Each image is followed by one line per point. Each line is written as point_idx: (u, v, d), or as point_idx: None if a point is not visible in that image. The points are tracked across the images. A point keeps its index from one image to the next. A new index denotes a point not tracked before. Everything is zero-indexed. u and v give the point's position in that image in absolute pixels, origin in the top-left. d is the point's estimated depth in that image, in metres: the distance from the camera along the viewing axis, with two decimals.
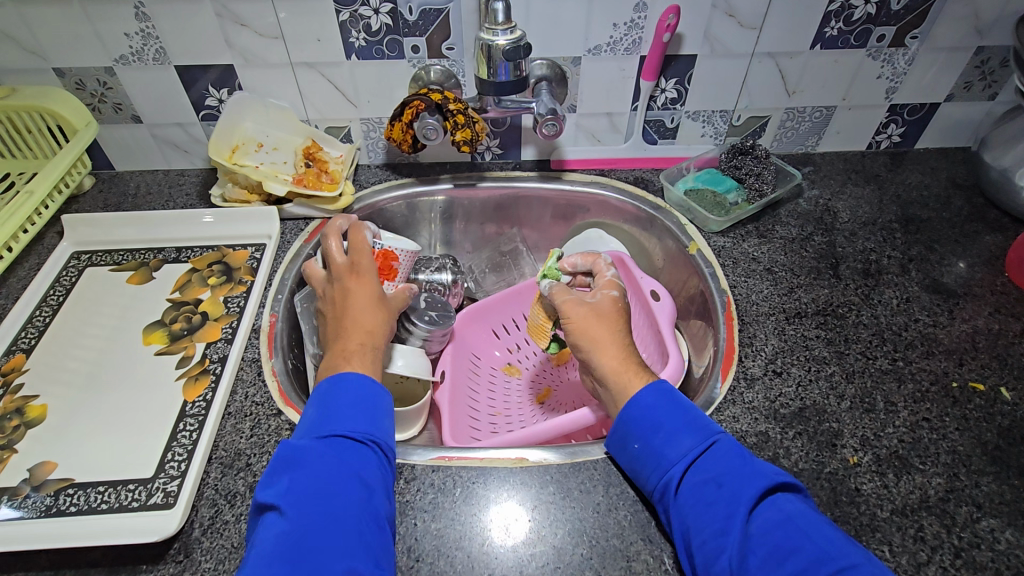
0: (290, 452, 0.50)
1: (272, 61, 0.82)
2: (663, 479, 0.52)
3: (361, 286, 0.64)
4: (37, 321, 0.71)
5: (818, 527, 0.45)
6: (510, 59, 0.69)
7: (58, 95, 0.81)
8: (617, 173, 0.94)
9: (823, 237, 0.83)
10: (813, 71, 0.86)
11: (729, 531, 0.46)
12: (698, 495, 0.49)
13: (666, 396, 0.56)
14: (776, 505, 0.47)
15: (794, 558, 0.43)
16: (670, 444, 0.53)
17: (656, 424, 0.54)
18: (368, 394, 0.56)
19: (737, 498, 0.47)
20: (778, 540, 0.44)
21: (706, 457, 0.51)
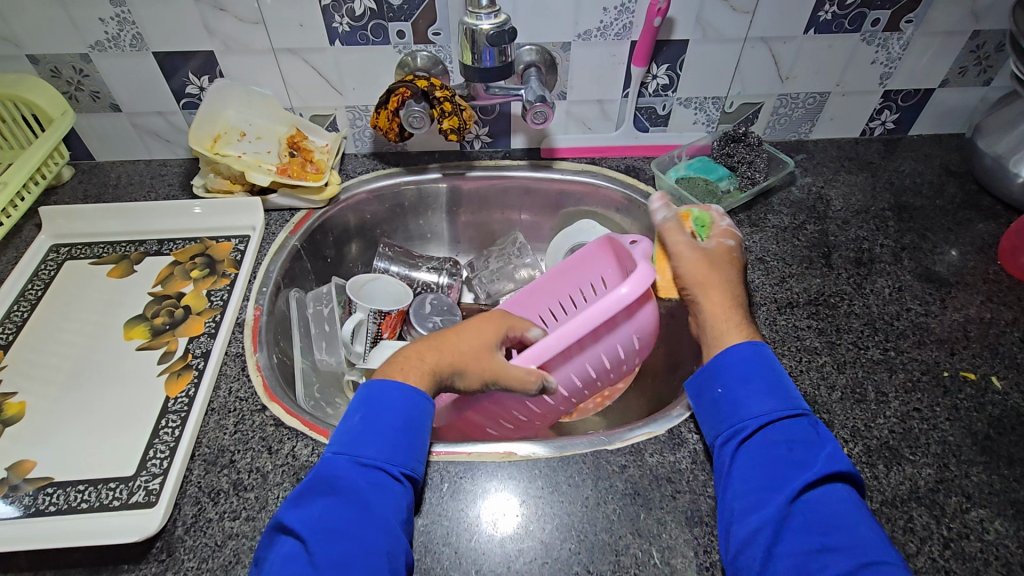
0: (325, 474, 0.50)
1: (253, 47, 0.79)
2: (734, 426, 0.54)
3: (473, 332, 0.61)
4: (15, 316, 0.70)
5: (865, 521, 0.46)
6: (494, 44, 0.67)
7: (28, 82, 0.79)
8: (608, 161, 0.92)
9: (815, 225, 0.82)
10: (807, 56, 0.84)
11: (781, 490, 0.48)
12: (767, 451, 0.50)
13: (760, 360, 0.56)
14: (836, 487, 0.48)
15: (834, 535, 0.44)
16: (752, 402, 0.54)
17: (742, 379, 0.55)
18: (412, 413, 0.55)
19: (803, 465, 0.49)
20: (826, 514, 0.46)
21: (785, 421, 0.52)
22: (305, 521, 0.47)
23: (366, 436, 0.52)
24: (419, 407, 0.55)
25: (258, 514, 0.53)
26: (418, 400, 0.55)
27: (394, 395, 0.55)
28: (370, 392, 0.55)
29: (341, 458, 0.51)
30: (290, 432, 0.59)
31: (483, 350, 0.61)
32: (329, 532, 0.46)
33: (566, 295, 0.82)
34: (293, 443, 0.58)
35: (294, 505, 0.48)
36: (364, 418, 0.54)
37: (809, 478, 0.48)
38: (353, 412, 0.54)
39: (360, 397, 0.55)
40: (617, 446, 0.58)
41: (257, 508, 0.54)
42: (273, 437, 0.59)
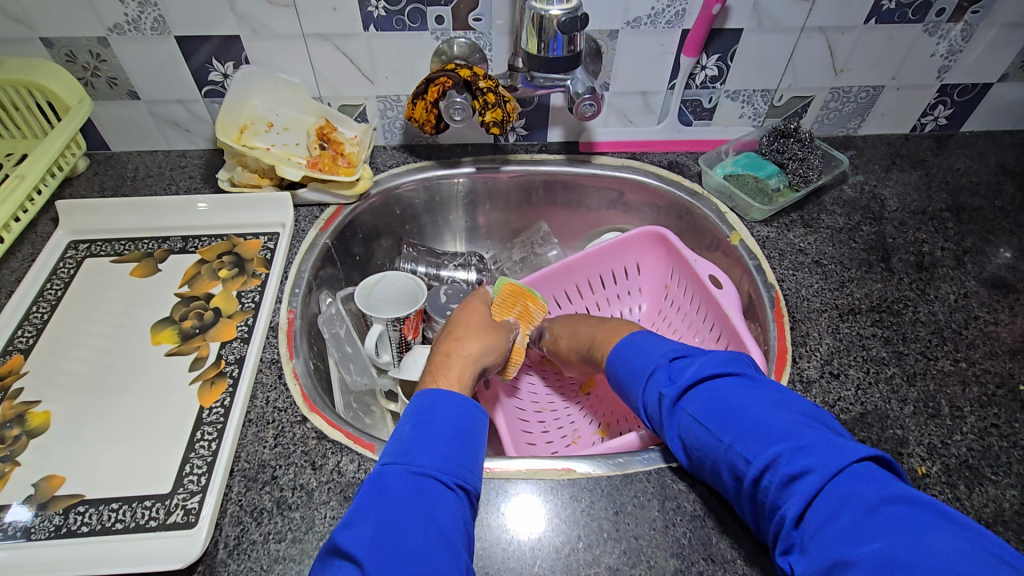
0: (379, 487, 0.44)
1: (282, 32, 0.75)
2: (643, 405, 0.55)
3: (478, 327, 0.65)
4: (35, 317, 0.66)
5: (742, 404, 0.47)
6: (565, 32, 0.62)
7: (43, 68, 0.74)
8: (650, 156, 0.88)
9: (871, 226, 0.78)
10: (864, 47, 0.79)
11: (683, 441, 0.49)
12: (665, 407, 0.52)
13: (631, 340, 0.61)
14: (705, 397, 0.49)
15: (730, 441, 0.45)
16: (639, 372, 0.57)
17: (627, 361, 0.59)
18: (464, 423, 0.51)
19: (673, 409, 0.51)
20: (713, 432, 0.47)
21: (649, 384, 0.54)
22: (360, 541, 0.40)
23: (421, 443, 0.48)
24: (468, 416, 0.52)
25: (305, 535, 0.50)
26: (473, 410, 0.52)
27: (444, 405, 0.51)
28: (421, 405, 0.52)
29: (394, 469, 0.46)
30: (333, 446, 0.56)
31: (483, 319, 0.67)
32: (386, 550, 0.40)
33: (592, 276, 0.85)
34: (337, 458, 0.55)
35: (346, 525, 0.42)
36: (415, 429, 0.49)
37: (701, 404, 0.49)
38: (403, 424, 0.50)
39: (414, 407, 0.52)
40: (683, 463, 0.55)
41: (303, 529, 0.50)
42: (316, 452, 0.55)
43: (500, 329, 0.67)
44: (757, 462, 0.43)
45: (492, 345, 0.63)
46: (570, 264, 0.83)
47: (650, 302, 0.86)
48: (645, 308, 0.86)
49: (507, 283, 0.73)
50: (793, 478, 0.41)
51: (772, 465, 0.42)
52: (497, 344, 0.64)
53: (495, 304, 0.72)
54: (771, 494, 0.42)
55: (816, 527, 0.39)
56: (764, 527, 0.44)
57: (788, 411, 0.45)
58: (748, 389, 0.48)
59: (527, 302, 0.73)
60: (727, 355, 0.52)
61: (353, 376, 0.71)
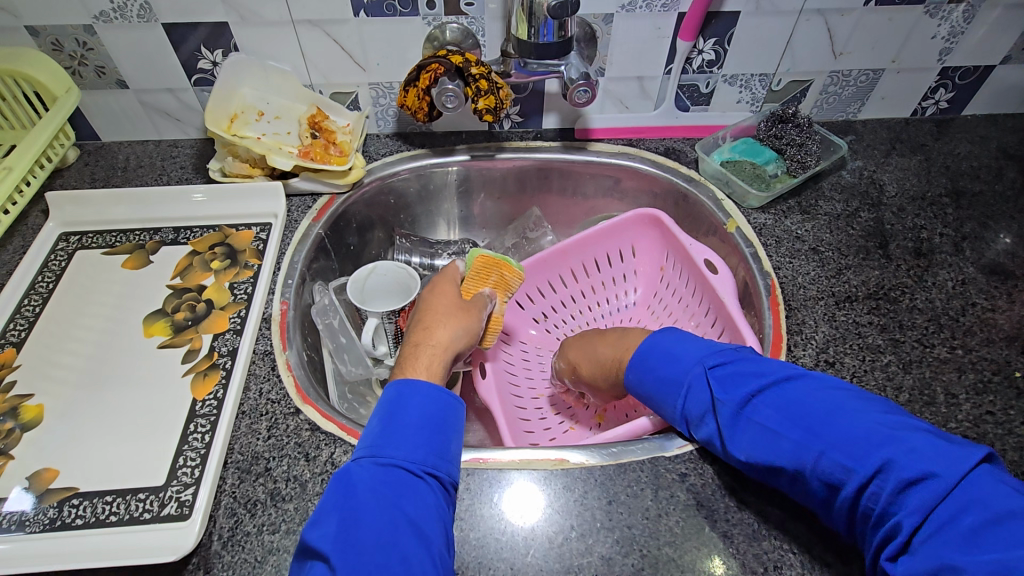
0: (346, 483, 0.45)
1: (270, 18, 0.73)
2: (682, 413, 0.54)
3: (448, 313, 0.63)
4: (26, 310, 0.65)
5: (816, 409, 0.45)
6: (554, 17, 0.60)
7: (30, 58, 0.73)
8: (646, 143, 0.87)
9: (869, 213, 0.77)
10: (864, 30, 0.78)
11: (751, 452, 0.48)
12: (723, 418, 0.50)
13: (653, 345, 0.58)
14: (770, 405, 0.48)
15: (820, 455, 0.43)
16: (675, 381, 0.55)
17: (657, 370, 0.56)
18: (433, 411, 0.50)
19: (733, 419, 0.49)
20: (795, 443, 0.45)
21: (690, 394, 0.53)
22: (326, 538, 0.42)
23: (390, 435, 0.48)
24: (438, 403, 0.51)
25: (299, 527, 0.50)
26: (446, 398, 0.52)
27: (412, 394, 0.51)
28: (389, 396, 0.51)
29: (363, 463, 0.46)
30: (327, 438, 0.56)
31: (453, 302, 0.64)
32: (353, 546, 0.41)
33: (587, 260, 0.85)
34: (331, 450, 0.55)
35: (314, 523, 0.43)
36: (383, 422, 0.49)
37: (773, 414, 0.47)
38: (374, 417, 0.50)
39: (386, 397, 0.51)
40: (676, 453, 0.55)
41: (297, 520, 0.50)
42: (310, 444, 0.55)
43: (471, 310, 0.64)
44: (860, 469, 0.41)
45: (462, 329, 0.62)
46: (564, 248, 0.82)
47: (645, 286, 0.86)
48: (640, 292, 0.85)
49: (479, 255, 0.69)
50: (908, 484, 0.39)
51: (880, 471, 0.40)
52: (468, 326, 0.63)
53: (467, 277, 0.69)
54: (880, 501, 0.40)
55: (934, 532, 0.37)
56: (860, 531, 0.43)
57: (872, 414, 0.44)
58: (820, 389, 0.47)
59: (502, 271, 0.70)
60: (775, 361, 0.51)
61: (347, 366, 0.71)
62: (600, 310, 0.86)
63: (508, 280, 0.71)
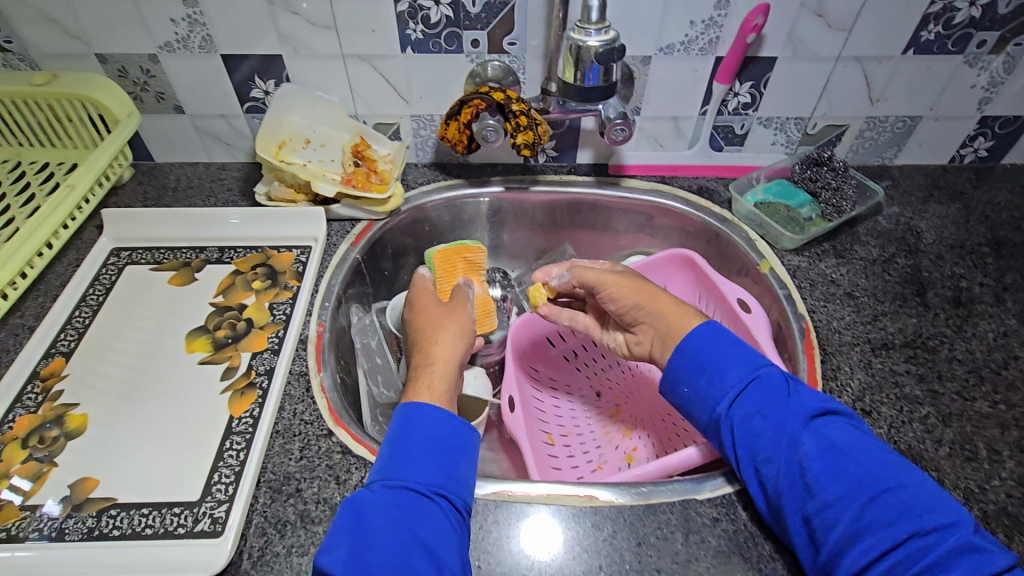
0: (358, 507, 0.46)
1: (322, 52, 0.77)
2: (730, 408, 0.54)
3: (434, 320, 0.65)
4: (77, 321, 0.68)
5: (879, 455, 0.48)
6: (602, 62, 0.63)
7: (99, 83, 0.78)
8: (679, 181, 0.88)
9: (906, 259, 0.76)
10: (901, 78, 0.78)
11: (804, 462, 0.48)
12: (788, 422, 0.50)
13: (724, 332, 0.58)
14: (836, 432, 0.50)
15: (881, 496, 0.45)
16: (737, 371, 0.55)
17: (719, 355, 0.56)
18: (442, 433, 0.51)
19: (792, 427, 0.50)
20: (857, 472, 0.47)
21: (751, 391, 0.53)
22: (338, 564, 0.42)
23: (400, 458, 0.49)
24: (446, 425, 0.52)
25: None
26: (453, 420, 0.52)
27: (419, 416, 0.52)
28: (397, 420, 0.52)
29: (374, 488, 0.47)
30: (357, 462, 0.56)
31: (435, 309, 0.66)
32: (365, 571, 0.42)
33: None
34: (361, 474, 0.55)
35: (326, 550, 0.44)
36: (393, 445, 0.50)
37: (843, 439, 0.49)
38: (385, 441, 0.51)
39: (395, 421, 0.52)
40: (707, 496, 0.54)
41: None
42: (340, 467, 0.56)
43: (455, 308, 0.67)
44: (923, 520, 0.44)
45: (455, 329, 0.64)
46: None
47: None
48: None
49: (435, 253, 0.76)
50: (969, 549, 0.42)
51: (942, 528, 0.43)
52: (459, 325, 0.65)
53: (439, 277, 0.75)
54: (930, 553, 0.42)
55: None
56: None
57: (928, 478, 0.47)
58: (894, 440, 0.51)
59: (462, 256, 0.77)
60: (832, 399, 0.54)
61: (381, 388, 0.72)
62: None
63: (476, 256, 0.78)
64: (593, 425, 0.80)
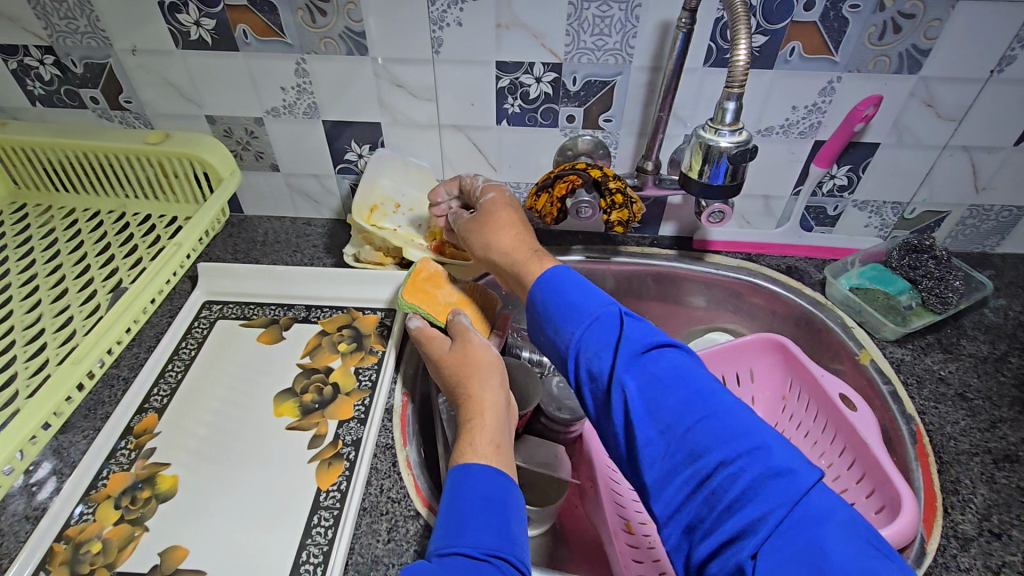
0: (412, 573, 0.43)
1: (420, 122, 0.80)
2: (575, 348, 0.52)
3: (456, 366, 0.60)
4: (170, 376, 0.69)
5: (695, 385, 0.47)
6: (733, 162, 0.60)
7: (207, 143, 0.82)
8: (766, 259, 0.85)
9: (1021, 358, 0.72)
10: (1010, 168, 0.75)
11: (636, 398, 0.47)
12: (616, 359, 0.49)
13: (573, 277, 0.55)
14: (661, 366, 0.48)
15: (691, 430, 0.44)
16: (578, 315, 0.52)
17: (564, 298, 0.54)
18: (495, 491, 0.49)
19: (625, 365, 0.48)
20: (676, 405, 0.46)
21: (590, 334, 0.51)
22: None
23: (452, 522, 0.47)
24: (501, 488, 0.50)
25: None
26: (505, 480, 0.50)
27: (472, 476, 0.50)
28: (448, 483, 0.50)
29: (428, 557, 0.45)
30: None
31: (452, 356, 0.61)
32: None
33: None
34: None
35: None
36: (449, 504, 0.48)
37: (667, 371, 0.48)
38: (442, 503, 0.49)
39: (446, 484, 0.51)
40: None
41: None
42: None
43: (469, 341, 0.62)
44: (731, 449, 0.42)
45: (477, 365, 0.59)
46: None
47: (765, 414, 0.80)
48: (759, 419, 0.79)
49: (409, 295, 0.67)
50: (779, 475, 0.41)
51: (750, 454, 0.42)
52: (479, 359, 0.60)
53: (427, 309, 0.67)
54: (728, 488, 0.42)
55: (789, 527, 0.39)
56: (692, 511, 0.43)
57: (734, 403, 0.46)
58: (715, 386, 0.47)
59: (426, 283, 0.69)
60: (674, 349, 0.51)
61: None
62: None
63: (431, 269, 0.71)
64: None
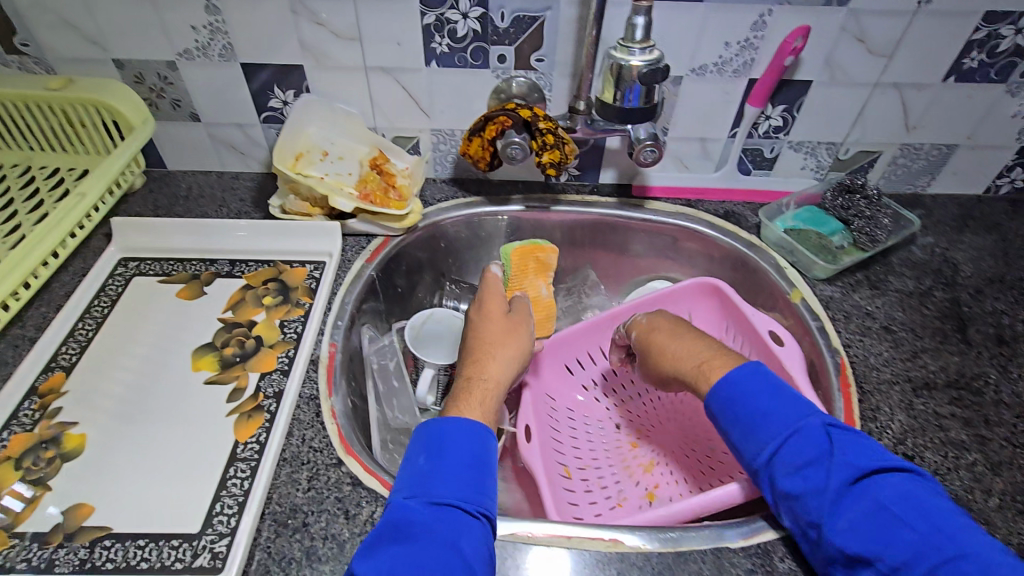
0: (397, 519, 0.44)
1: (345, 64, 0.75)
2: (769, 461, 0.48)
3: (491, 334, 0.62)
4: (80, 334, 0.65)
5: (934, 512, 0.42)
6: (645, 83, 0.61)
7: (114, 89, 0.76)
8: (705, 204, 0.85)
9: (944, 292, 0.73)
10: (940, 105, 0.76)
11: (846, 527, 0.43)
12: (829, 487, 0.45)
13: (758, 374, 0.53)
14: (862, 485, 0.44)
15: (937, 569, 0.40)
16: (774, 425, 0.49)
17: (753, 407, 0.51)
18: (479, 448, 0.49)
19: (834, 501, 0.44)
20: (891, 535, 0.42)
21: (786, 448, 0.48)
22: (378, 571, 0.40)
23: (435, 472, 0.47)
24: (480, 439, 0.50)
25: None
26: (484, 434, 0.50)
27: (453, 430, 0.50)
28: (430, 433, 0.50)
29: (407, 501, 0.45)
30: (368, 495, 0.53)
31: (496, 322, 0.64)
32: None
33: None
34: (372, 509, 0.52)
35: (365, 555, 0.42)
36: (430, 459, 0.48)
37: (879, 501, 0.43)
38: (416, 455, 0.49)
39: (425, 431, 0.50)
40: (741, 545, 0.51)
41: None
42: (350, 500, 0.52)
43: (518, 322, 0.64)
44: None
45: (508, 357, 0.61)
46: (617, 312, 0.80)
47: None
48: None
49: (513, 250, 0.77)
50: None
51: None
52: (517, 351, 0.62)
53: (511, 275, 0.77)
54: None
55: None
56: None
57: (959, 522, 0.42)
58: (926, 488, 0.44)
59: (535, 256, 0.78)
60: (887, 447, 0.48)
61: (393, 413, 0.69)
62: None
63: (546, 257, 0.79)
64: (610, 458, 0.74)
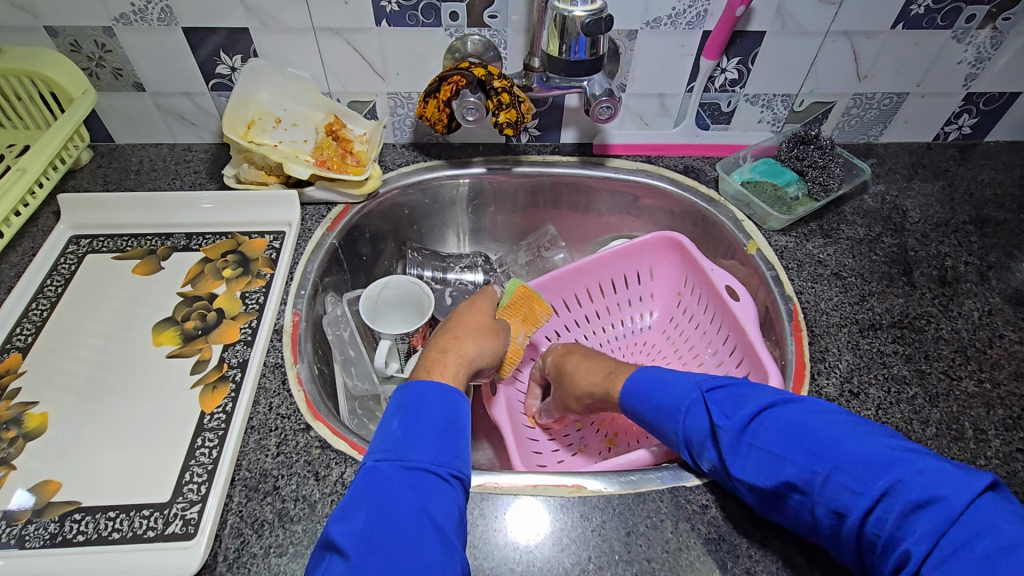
0: (370, 482, 0.43)
1: (291, 25, 0.73)
2: (681, 441, 0.53)
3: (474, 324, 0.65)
4: (34, 314, 0.64)
5: (812, 437, 0.45)
6: (589, 34, 0.61)
7: (49, 58, 0.73)
8: (665, 160, 0.86)
9: (892, 238, 0.76)
10: (890, 53, 0.77)
11: (752, 480, 0.47)
12: (723, 446, 0.49)
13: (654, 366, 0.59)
14: (751, 437, 0.47)
15: (829, 489, 0.42)
16: (672, 406, 0.54)
17: (656, 397, 0.56)
18: (453, 414, 0.49)
19: (734, 458, 0.48)
20: (786, 473, 0.45)
21: (687, 422, 0.52)
22: (352, 535, 0.40)
23: (409, 434, 0.46)
24: (454, 406, 0.50)
25: (307, 550, 0.48)
26: (458, 400, 0.51)
27: (430, 397, 0.50)
28: (406, 398, 0.50)
29: (381, 464, 0.45)
30: (337, 456, 0.54)
31: (483, 319, 0.66)
32: (376, 544, 0.39)
33: (603, 279, 0.83)
34: (341, 469, 0.53)
35: (339, 518, 0.42)
36: (403, 423, 0.47)
37: (772, 437, 0.46)
38: (390, 418, 0.48)
39: (399, 396, 0.50)
40: (697, 483, 0.53)
41: (305, 544, 0.49)
42: (319, 462, 0.54)
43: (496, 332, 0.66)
44: (868, 493, 0.41)
45: (488, 349, 0.63)
46: (581, 266, 0.81)
47: (661, 308, 0.85)
48: (656, 314, 0.84)
49: (519, 286, 0.72)
50: (915, 507, 0.39)
51: (890, 493, 0.40)
52: (494, 348, 0.64)
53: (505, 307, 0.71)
54: (885, 527, 0.40)
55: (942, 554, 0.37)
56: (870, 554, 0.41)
57: (853, 436, 0.44)
58: (813, 413, 0.47)
59: (533, 306, 0.72)
60: (773, 387, 0.51)
61: (354, 380, 0.70)
62: (614, 332, 0.84)
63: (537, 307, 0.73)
64: None
